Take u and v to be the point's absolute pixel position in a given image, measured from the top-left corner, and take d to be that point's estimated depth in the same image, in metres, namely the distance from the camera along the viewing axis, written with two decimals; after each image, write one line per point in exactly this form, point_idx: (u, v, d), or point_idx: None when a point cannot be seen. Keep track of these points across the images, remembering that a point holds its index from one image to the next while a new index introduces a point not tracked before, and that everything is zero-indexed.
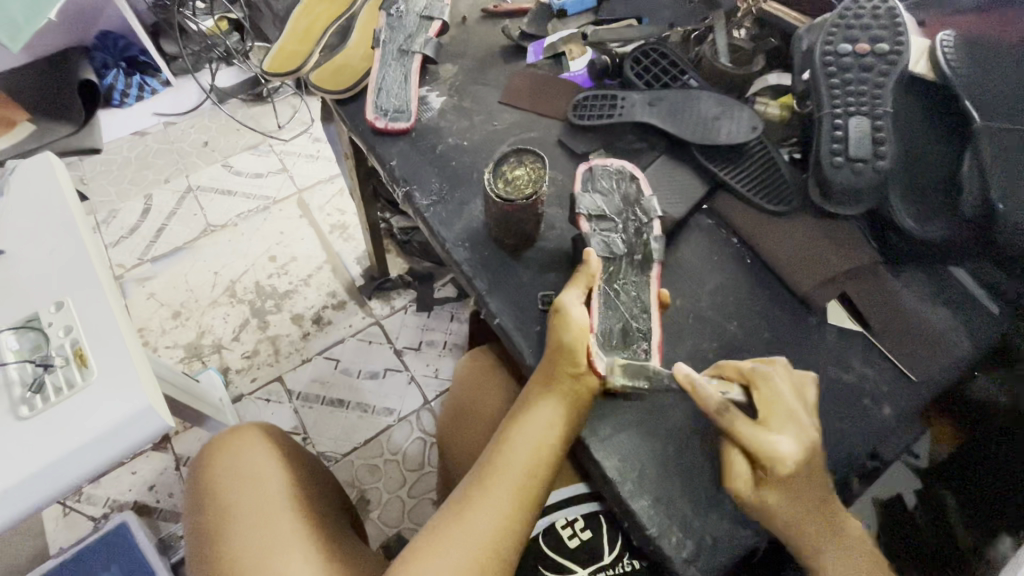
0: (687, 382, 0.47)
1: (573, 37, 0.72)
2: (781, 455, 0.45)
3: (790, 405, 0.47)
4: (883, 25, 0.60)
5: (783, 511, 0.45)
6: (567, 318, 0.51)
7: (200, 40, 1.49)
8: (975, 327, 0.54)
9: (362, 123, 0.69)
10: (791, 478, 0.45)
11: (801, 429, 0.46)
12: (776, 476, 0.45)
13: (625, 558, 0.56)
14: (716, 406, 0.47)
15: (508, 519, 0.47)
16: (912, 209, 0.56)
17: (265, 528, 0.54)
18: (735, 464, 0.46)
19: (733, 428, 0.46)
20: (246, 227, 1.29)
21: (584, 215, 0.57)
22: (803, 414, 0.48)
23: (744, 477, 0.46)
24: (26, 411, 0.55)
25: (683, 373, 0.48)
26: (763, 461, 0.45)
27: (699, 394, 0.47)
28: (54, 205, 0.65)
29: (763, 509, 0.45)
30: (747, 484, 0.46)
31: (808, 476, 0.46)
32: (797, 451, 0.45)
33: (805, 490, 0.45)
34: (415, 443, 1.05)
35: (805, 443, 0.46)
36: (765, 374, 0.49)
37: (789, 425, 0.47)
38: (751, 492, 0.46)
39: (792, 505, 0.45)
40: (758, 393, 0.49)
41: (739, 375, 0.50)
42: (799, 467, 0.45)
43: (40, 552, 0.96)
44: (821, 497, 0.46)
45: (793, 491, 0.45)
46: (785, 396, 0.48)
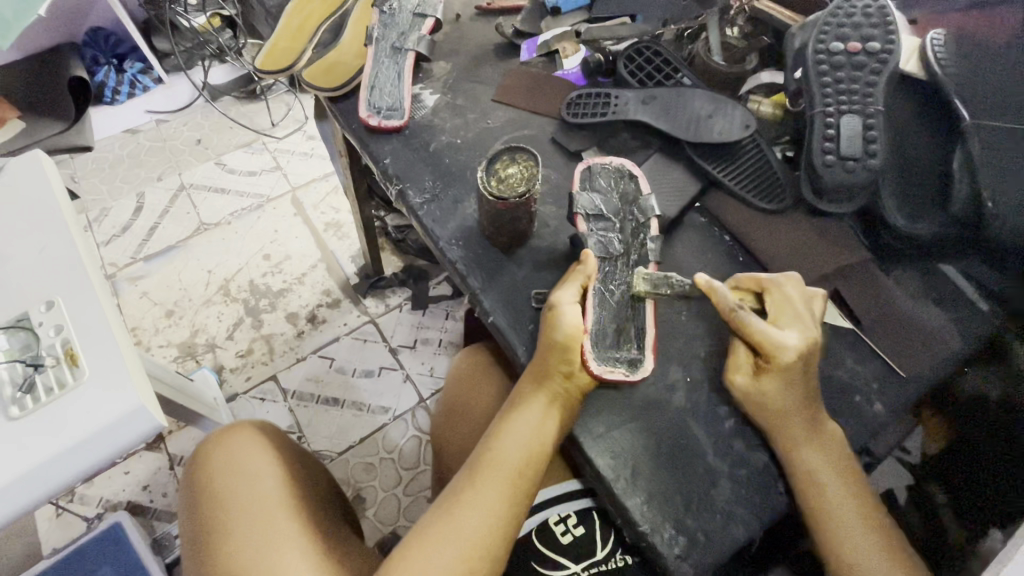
0: (705, 286, 0.52)
1: (566, 35, 0.72)
2: (785, 344, 0.48)
3: (799, 309, 0.50)
4: (874, 23, 0.60)
5: (774, 399, 0.48)
6: (558, 315, 0.50)
7: (191, 37, 1.49)
8: (967, 325, 0.54)
9: (355, 121, 0.68)
10: (787, 368, 0.48)
11: (805, 329, 0.49)
12: (774, 361, 0.48)
13: (618, 553, 0.56)
14: (730, 304, 0.51)
15: (500, 514, 0.47)
16: (904, 207, 0.56)
17: (258, 524, 0.54)
18: (739, 355, 0.51)
19: (741, 320, 0.50)
20: (240, 225, 1.28)
21: (582, 215, 0.57)
22: (811, 319, 0.50)
23: (745, 367, 0.50)
24: (16, 412, 0.54)
25: (701, 279, 0.52)
26: (766, 349, 0.48)
27: (715, 296, 0.52)
28: (44, 203, 0.65)
29: (757, 396, 0.49)
30: (745, 372, 0.50)
31: (806, 371, 0.48)
32: (799, 343, 0.48)
33: (802, 381, 0.48)
34: (410, 441, 1.05)
35: (808, 339, 0.49)
36: (779, 284, 0.52)
37: (796, 325, 0.49)
38: (751, 380, 0.50)
39: (786, 395, 0.48)
40: (771, 298, 0.52)
41: (756, 285, 0.53)
42: (800, 357, 0.48)
43: (34, 552, 0.96)
44: (812, 399, 0.48)
45: (790, 380, 0.48)
46: (795, 299, 0.51)
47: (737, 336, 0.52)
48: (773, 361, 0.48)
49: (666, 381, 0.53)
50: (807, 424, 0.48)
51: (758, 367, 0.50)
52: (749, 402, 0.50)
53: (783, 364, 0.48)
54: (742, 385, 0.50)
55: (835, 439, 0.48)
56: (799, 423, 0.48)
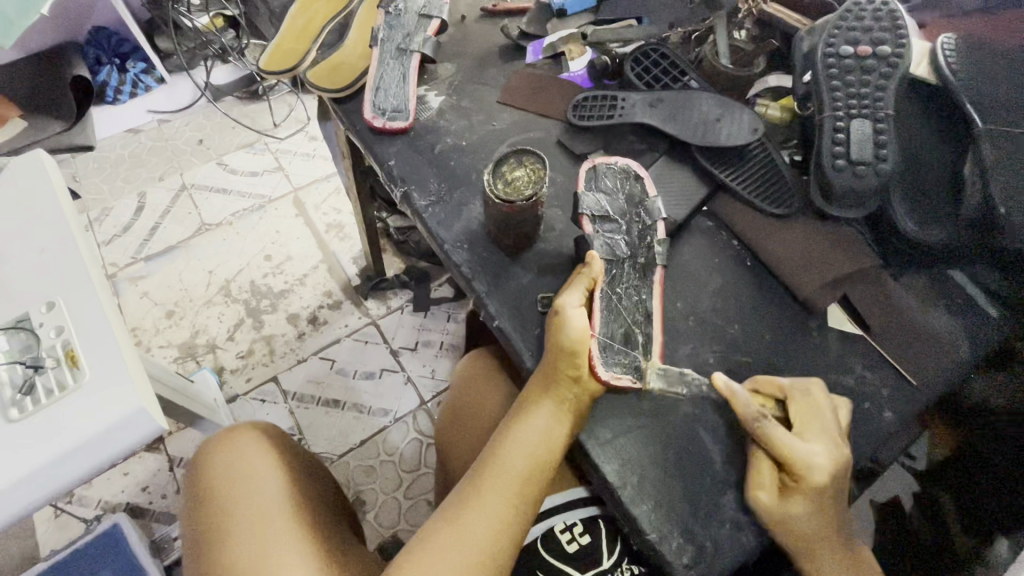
0: (725, 390, 0.49)
1: (572, 37, 0.72)
2: (815, 464, 0.45)
3: (826, 423, 0.48)
4: (885, 27, 0.60)
5: (803, 523, 0.45)
6: (564, 320, 0.50)
7: (194, 37, 1.48)
8: (976, 332, 0.54)
9: (360, 122, 0.68)
10: (819, 488, 0.45)
11: (835, 443, 0.47)
12: (804, 483, 0.45)
13: (625, 564, 0.55)
14: (752, 412, 0.48)
15: (505, 520, 0.47)
16: (914, 213, 0.55)
17: (260, 526, 0.53)
18: (761, 472, 0.47)
19: (767, 435, 0.46)
20: (242, 226, 1.28)
21: (587, 216, 0.57)
22: (837, 431, 0.48)
23: (768, 484, 0.47)
24: (16, 413, 0.54)
25: (721, 380, 0.49)
26: (795, 468, 0.45)
27: (737, 402, 0.48)
28: (45, 203, 0.64)
29: (785, 521, 0.46)
30: (771, 491, 0.46)
31: (836, 492, 0.46)
32: (830, 460, 0.45)
33: (831, 501, 0.46)
34: (411, 444, 1.05)
35: (838, 456, 0.46)
36: (804, 389, 0.50)
37: (824, 438, 0.47)
38: (778, 500, 0.46)
39: (815, 518, 0.45)
40: (795, 407, 0.49)
41: (776, 390, 0.51)
42: (831, 477, 0.45)
43: (31, 553, 0.95)
44: (839, 519, 0.46)
45: (820, 502, 0.45)
46: (823, 410, 0.49)
47: (756, 447, 0.48)
48: (804, 480, 0.45)
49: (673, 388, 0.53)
50: (837, 551, 0.46)
51: (784, 485, 0.46)
52: (774, 524, 0.46)
53: (814, 485, 0.45)
54: (768, 505, 0.46)
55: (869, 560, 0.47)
56: (827, 544, 0.46)
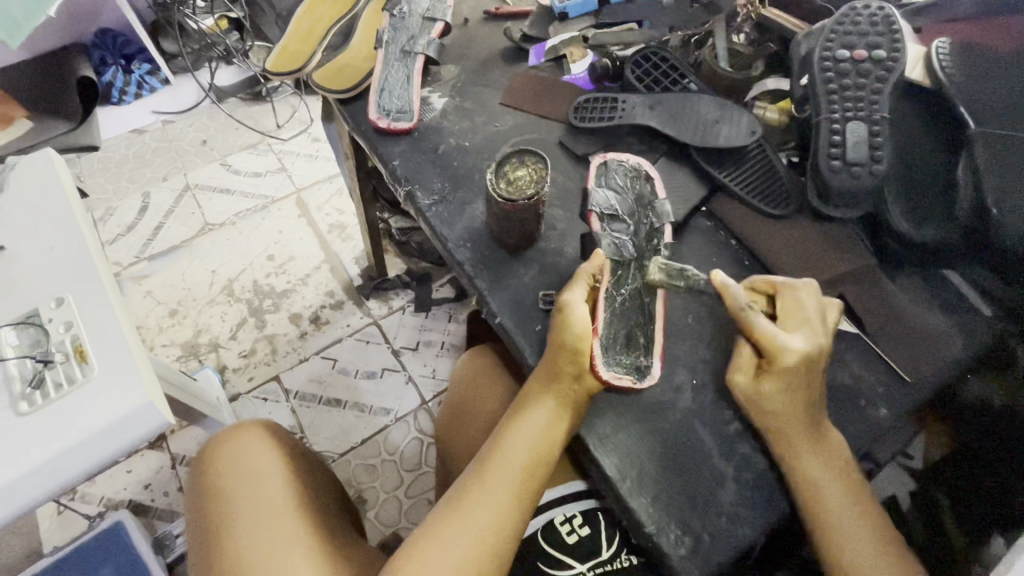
0: (720, 286, 0.52)
1: (574, 40, 0.73)
2: (789, 347, 0.48)
3: (808, 313, 0.51)
4: (880, 32, 0.61)
5: (774, 402, 0.49)
6: (567, 318, 0.50)
7: (200, 39, 1.49)
8: (969, 330, 0.55)
9: (364, 123, 0.69)
10: (790, 370, 0.48)
11: (813, 335, 0.50)
12: (775, 363, 0.48)
13: (624, 553, 0.56)
14: (741, 303, 0.51)
15: (506, 516, 0.47)
16: (909, 213, 0.57)
17: (264, 521, 0.54)
18: (742, 355, 0.51)
19: (748, 321, 0.50)
20: (245, 226, 1.29)
21: (596, 213, 0.58)
22: (820, 323, 0.51)
23: (747, 368, 0.51)
24: (26, 407, 0.55)
25: (717, 276, 0.53)
26: (770, 349, 0.49)
27: (728, 295, 0.52)
28: (55, 202, 0.66)
29: (757, 398, 0.49)
30: (747, 372, 0.50)
31: (809, 376, 0.49)
32: (805, 347, 0.49)
33: (803, 385, 0.49)
34: (412, 443, 1.06)
35: (815, 346, 0.49)
36: (793, 287, 0.52)
37: (804, 330, 0.50)
38: (752, 383, 0.50)
39: (784, 400, 0.48)
40: (781, 301, 0.52)
41: (769, 288, 0.54)
42: (804, 362, 0.48)
43: (35, 549, 0.96)
44: (812, 404, 0.49)
45: (792, 385, 0.48)
46: (808, 308, 0.51)
47: (741, 336, 0.52)
48: (776, 362, 0.48)
49: (672, 384, 0.54)
50: (805, 429, 0.48)
51: (760, 369, 0.50)
52: (748, 401, 0.50)
53: (785, 368, 0.48)
54: (742, 384, 0.50)
55: (835, 445, 0.49)
56: (798, 430, 0.48)
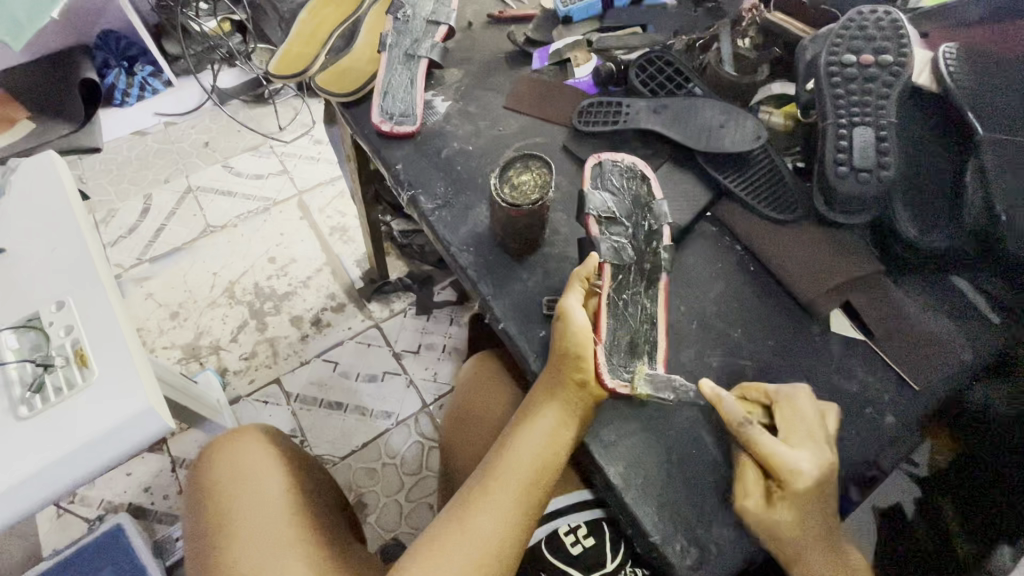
0: (711, 396, 0.49)
1: (578, 44, 0.73)
2: (800, 469, 0.44)
3: (811, 425, 0.48)
4: (886, 36, 0.60)
5: (792, 531, 0.44)
6: (571, 326, 0.50)
7: (202, 41, 1.47)
8: (976, 336, 0.55)
9: (367, 126, 0.69)
10: (803, 493, 0.44)
11: (819, 451, 0.46)
12: (790, 487, 0.44)
13: (629, 565, 0.56)
14: (737, 418, 0.47)
15: (509, 524, 0.47)
16: (915, 220, 0.56)
17: (264, 528, 0.54)
18: (748, 478, 0.46)
19: (752, 440, 0.46)
20: (246, 228, 1.28)
21: (594, 216, 0.56)
22: (822, 435, 0.47)
23: (755, 492, 0.46)
24: (25, 411, 0.55)
25: (709, 387, 0.49)
26: (780, 472, 0.44)
27: (722, 407, 0.48)
28: (57, 205, 0.65)
29: (771, 525, 0.45)
30: (757, 498, 0.45)
31: (822, 499, 0.45)
32: (816, 467, 0.44)
33: (817, 508, 0.44)
34: (413, 447, 1.05)
35: (823, 464, 0.45)
36: (789, 397, 0.49)
37: (809, 446, 0.46)
38: (763, 508, 0.45)
39: (800, 526, 0.44)
40: (780, 414, 0.49)
41: (763, 396, 0.51)
42: (817, 484, 0.44)
43: (34, 552, 0.95)
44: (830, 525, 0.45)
45: (806, 510, 0.44)
46: (809, 419, 0.48)
47: (744, 455, 0.48)
48: (788, 487, 0.44)
49: None
50: (826, 547, 0.44)
51: (769, 492, 0.45)
52: (762, 529, 0.45)
53: (799, 492, 0.44)
54: (753, 511, 0.45)
55: (857, 565, 0.45)
56: (818, 551, 0.44)
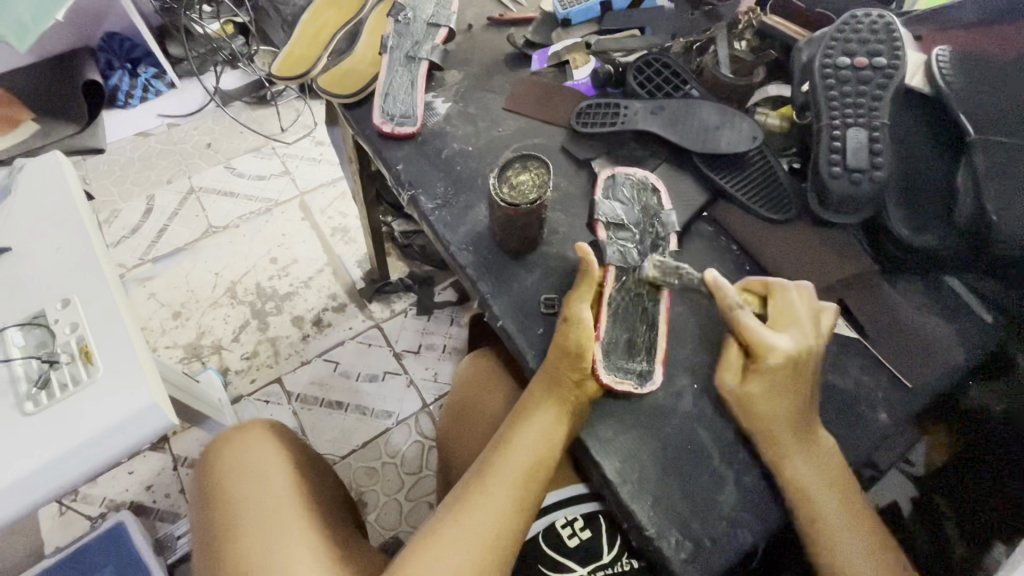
0: (711, 283, 0.52)
1: (577, 46, 0.74)
2: (775, 347, 0.49)
3: (800, 316, 0.51)
4: (880, 40, 0.62)
5: (761, 404, 0.49)
6: (576, 323, 0.51)
7: (205, 44, 1.50)
8: (971, 338, 0.55)
9: (369, 127, 0.70)
10: (776, 370, 0.48)
11: (803, 336, 0.50)
12: (762, 363, 0.49)
13: (624, 557, 0.57)
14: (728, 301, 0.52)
15: (509, 517, 0.48)
16: (909, 221, 0.57)
17: (268, 521, 0.54)
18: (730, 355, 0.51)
19: (736, 321, 0.51)
20: (248, 229, 1.29)
21: (602, 222, 0.58)
22: (812, 329, 0.51)
23: (733, 368, 0.51)
24: (31, 407, 0.55)
25: (710, 274, 0.52)
26: (756, 350, 0.49)
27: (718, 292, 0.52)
28: (62, 204, 0.66)
29: (742, 397, 0.49)
30: (733, 372, 0.50)
31: (798, 378, 0.49)
32: (793, 348, 0.49)
33: (789, 386, 0.48)
34: (413, 446, 1.06)
35: (803, 348, 0.49)
36: (785, 289, 0.53)
37: (794, 330, 0.50)
38: (737, 381, 0.50)
39: (769, 399, 0.49)
40: (774, 302, 0.53)
41: (762, 289, 0.54)
42: (789, 363, 0.48)
43: (36, 550, 0.96)
44: (803, 409, 0.48)
45: (778, 385, 0.48)
46: (800, 310, 0.51)
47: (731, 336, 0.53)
48: (760, 361, 0.49)
49: (673, 388, 0.54)
50: (794, 433, 0.48)
51: (746, 368, 0.50)
52: (737, 403, 0.50)
53: (770, 367, 0.48)
54: (728, 384, 0.50)
55: (827, 448, 0.49)
56: (785, 430, 0.48)
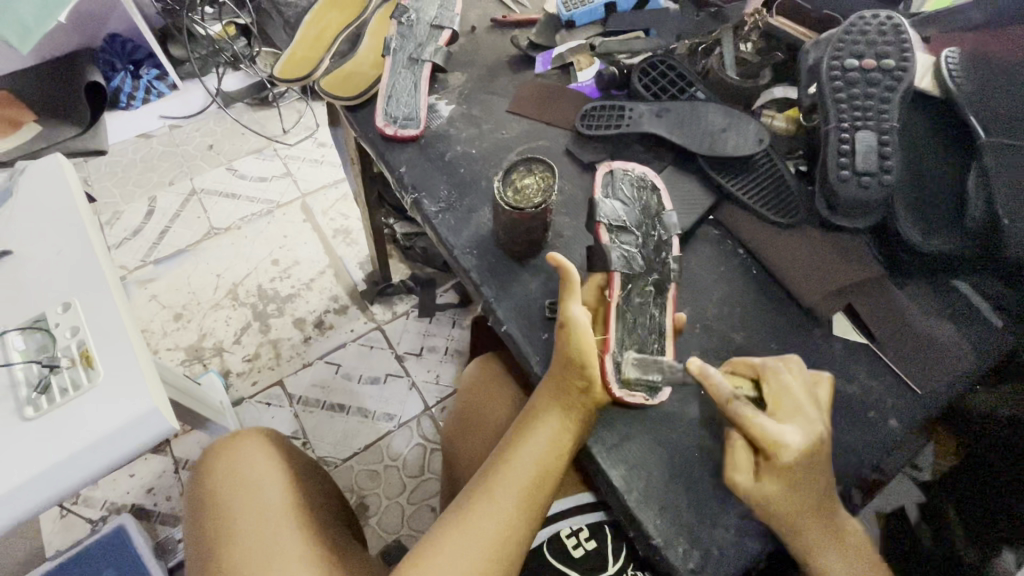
0: (699, 373, 0.47)
1: (581, 49, 0.74)
2: (784, 443, 0.45)
3: (797, 398, 0.48)
4: (888, 41, 0.61)
5: (781, 503, 0.45)
6: (577, 333, 0.49)
7: (207, 45, 1.49)
8: (983, 340, 0.54)
9: (372, 130, 0.69)
10: (791, 467, 0.45)
11: (808, 424, 0.46)
12: (777, 463, 0.45)
13: (630, 570, 0.56)
14: (727, 395, 0.46)
15: (510, 529, 0.47)
16: (919, 225, 0.56)
17: (266, 533, 0.54)
18: (739, 453, 0.47)
19: (741, 417, 0.46)
20: (249, 231, 1.29)
21: (605, 225, 0.56)
22: (815, 412, 0.48)
23: (744, 466, 0.47)
24: (31, 412, 0.55)
25: (694, 364, 0.47)
26: (766, 447, 0.45)
27: (712, 385, 0.47)
28: (63, 207, 0.66)
29: (761, 501, 0.45)
30: (746, 473, 0.46)
31: (813, 472, 0.45)
32: (802, 440, 0.45)
33: (807, 481, 0.45)
34: (415, 449, 1.05)
35: (812, 437, 0.46)
36: (776, 370, 0.50)
37: (798, 420, 0.47)
38: (752, 482, 0.46)
39: (791, 498, 0.45)
40: (769, 387, 0.49)
41: (751, 370, 0.51)
42: (802, 458, 0.45)
43: (36, 553, 0.95)
44: (826, 497, 0.46)
45: (794, 482, 0.45)
46: (797, 392, 0.48)
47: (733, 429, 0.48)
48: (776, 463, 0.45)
49: (680, 394, 0.53)
50: (816, 516, 0.45)
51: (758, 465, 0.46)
52: (755, 505, 0.46)
53: (787, 466, 0.44)
54: (743, 485, 0.46)
55: (852, 530, 0.47)
56: (808, 521, 0.45)
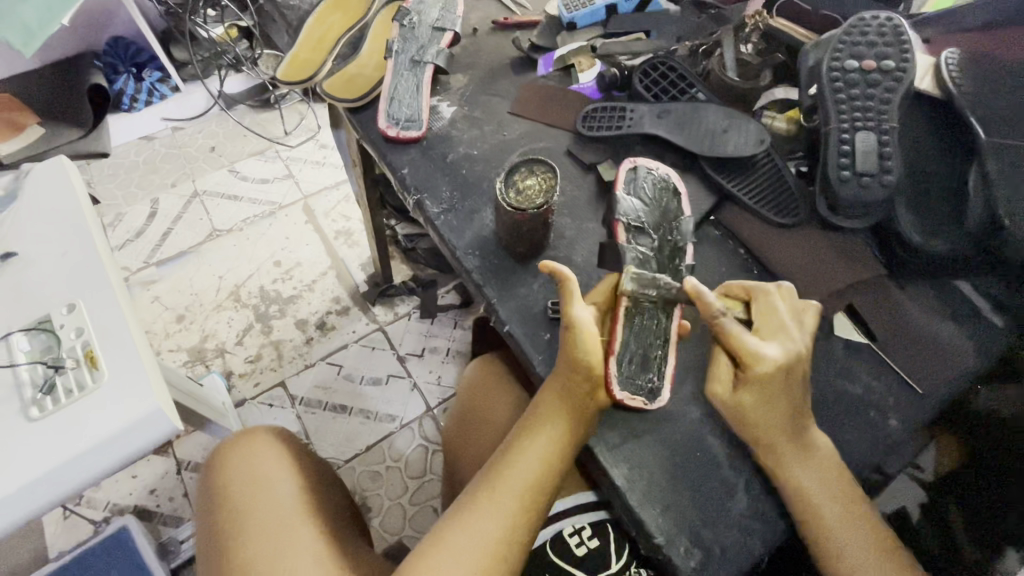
0: (693, 291, 0.50)
1: (582, 49, 0.73)
2: (762, 354, 0.48)
3: (783, 318, 0.51)
4: (888, 42, 0.61)
5: (755, 412, 0.48)
6: (581, 334, 0.50)
7: (209, 47, 1.47)
8: (981, 339, 0.55)
9: (374, 131, 0.69)
10: (767, 377, 0.47)
11: (789, 342, 0.49)
12: (751, 372, 0.48)
13: (632, 567, 0.57)
14: (715, 310, 0.49)
15: (517, 525, 0.47)
16: (920, 225, 0.56)
17: (275, 529, 0.54)
18: (719, 365, 0.50)
19: (725, 329, 0.49)
20: (252, 232, 1.29)
21: (623, 224, 0.57)
22: (800, 334, 0.50)
23: (724, 377, 0.49)
24: (36, 413, 0.55)
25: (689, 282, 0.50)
26: (744, 358, 0.48)
27: (702, 300, 0.50)
28: (67, 209, 0.66)
29: (737, 408, 0.48)
30: (725, 383, 0.49)
31: (788, 384, 0.48)
32: (779, 354, 0.48)
33: (782, 391, 0.48)
34: (417, 449, 1.05)
35: (791, 353, 0.48)
36: (766, 292, 0.53)
37: (779, 338, 0.50)
38: (728, 392, 0.49)
39: (766, 409, 0.48)
40: (758, 306, 0.52)
41: (743, 293, 0.54)
42: (779, 369, 0.48)
43: (40, 555, 0.96)
44: (797, 413, 0.48)
45: (769, 393, 0.47)
46: (782, 312, 0.51)
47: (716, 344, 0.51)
48: (752, 371, 0.48)
49: (682, 395, 0.54)
50: (793, 444, 0.47)
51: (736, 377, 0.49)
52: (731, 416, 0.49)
53: (762, 375, 0.47)
54: (721, 395, 0.49)
55: (823, 449, 0.48)
56: (781, 435, 0.48)
